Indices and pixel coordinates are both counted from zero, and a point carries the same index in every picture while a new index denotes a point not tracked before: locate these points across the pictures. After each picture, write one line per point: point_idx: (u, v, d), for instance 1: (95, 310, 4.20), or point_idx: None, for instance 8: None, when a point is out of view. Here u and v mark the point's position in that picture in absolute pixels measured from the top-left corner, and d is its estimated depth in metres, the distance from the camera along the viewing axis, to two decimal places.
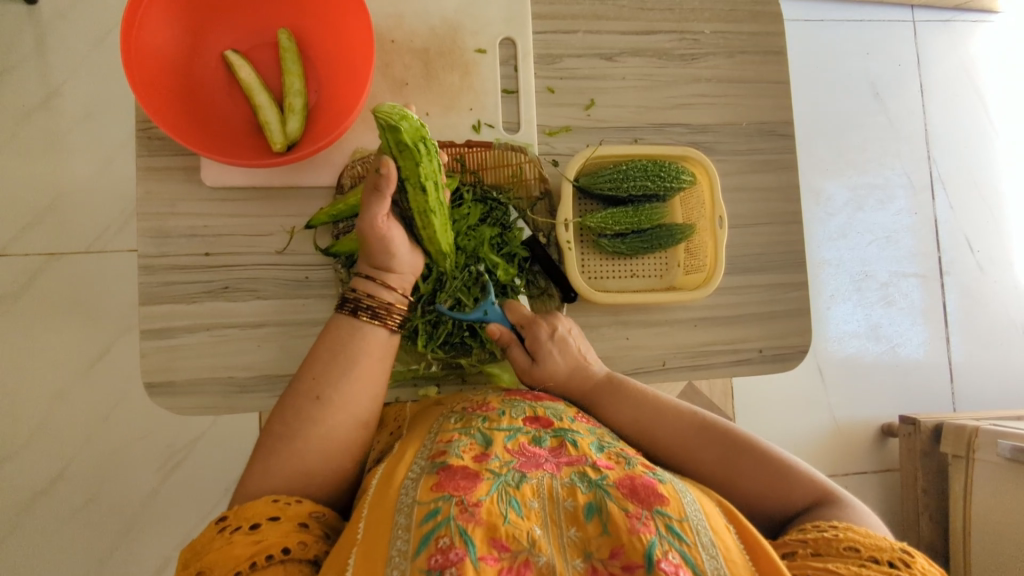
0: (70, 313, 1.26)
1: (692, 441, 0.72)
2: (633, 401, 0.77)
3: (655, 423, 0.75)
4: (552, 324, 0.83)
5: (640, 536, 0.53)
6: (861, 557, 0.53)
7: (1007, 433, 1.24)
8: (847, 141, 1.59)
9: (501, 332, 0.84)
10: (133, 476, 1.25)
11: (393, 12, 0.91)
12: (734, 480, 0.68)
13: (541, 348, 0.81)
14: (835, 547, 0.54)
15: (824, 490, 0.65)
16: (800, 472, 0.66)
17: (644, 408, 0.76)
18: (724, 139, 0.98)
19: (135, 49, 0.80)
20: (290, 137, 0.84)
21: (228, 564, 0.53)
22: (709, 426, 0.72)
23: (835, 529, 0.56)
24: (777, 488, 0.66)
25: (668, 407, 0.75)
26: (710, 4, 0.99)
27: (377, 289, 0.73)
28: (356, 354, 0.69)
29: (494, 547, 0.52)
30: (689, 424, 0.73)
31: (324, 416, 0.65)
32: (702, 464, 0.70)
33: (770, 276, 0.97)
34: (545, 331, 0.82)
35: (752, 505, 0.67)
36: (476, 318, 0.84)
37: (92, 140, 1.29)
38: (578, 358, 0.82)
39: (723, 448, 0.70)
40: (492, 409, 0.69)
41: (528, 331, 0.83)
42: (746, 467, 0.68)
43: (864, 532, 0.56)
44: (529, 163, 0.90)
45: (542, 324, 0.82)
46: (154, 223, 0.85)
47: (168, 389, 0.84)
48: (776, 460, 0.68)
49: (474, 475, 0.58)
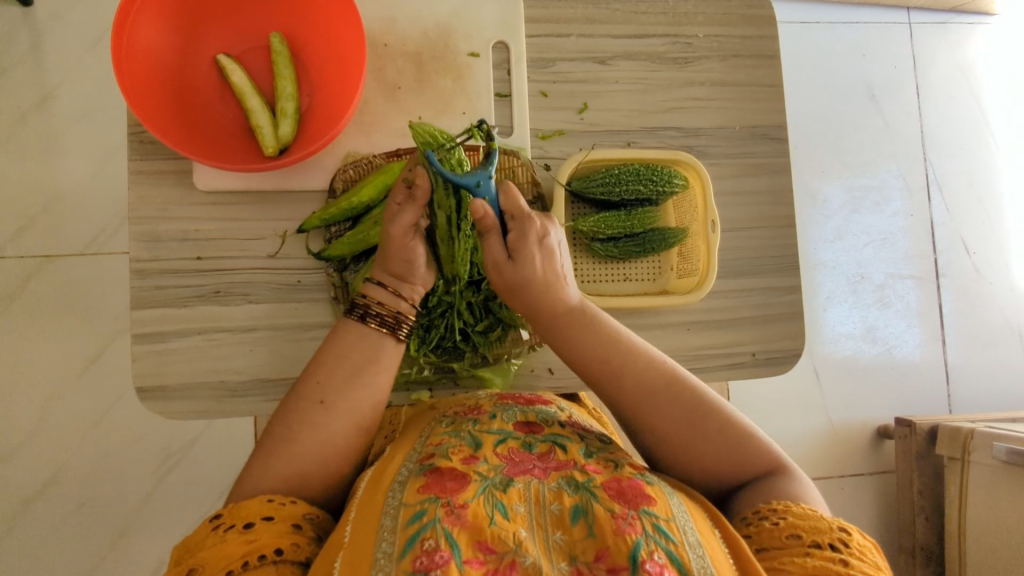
0: (66, 315, 1.26)
1: (659, 395, 0.66)
2: (603, 343, 0.68)
3: (622, 370, 0.67)
4: (543, 226, 0.67)
5: (626, 538, 0.53)
6: (804, 544, 0.54)
7: (1002, 436, 1.24)
8: (843, 142, 1.59)
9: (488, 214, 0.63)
10: (127, 479, 1.25)
11: (386, 16, 0.91)
12: (695, 445, 0.65)
13: (524, 250, 0.66)
14: (779, 537, 0.55)
15: (778, 462, 0.64)
16: (760, 441, 0.65)
17: (613, 353, 0.68)
18: (717, 143, 0.98)
19: (126, 53, 0.80)
20: (282, 141, 0.84)
21: (221, 561, 0.52)
22: (679, 382, 0.67)
23: (776, 515, 0.56)
24: (736, 457, 0.64)
25: (637, 354, 0.68)
26: (704, 8, 0.99)
27: (389, 297, 0.70)
28: (361, 360, 0.68)
29: (480, 550, 0.53)
30: (659, 378, 0.67)
31: (324, 421, 0.64)
32: (666, 422, 0.65)
33: (763, 280, 0.97)
34: (535, 232, 0.66)
35: (706, 473, 0.65)
36: (466, 184, 0.61)
37: (86, 142, 1.29)
38: (557, 275, 0.68)
39: (688, 408, 0.66)
40: (483, 413, 0.70)
41: (516, 226, 0.66)
42: (710, 432, 0.65)
43: (805, 513, 0.56)
44: (521, 166, 0.89)
45: (534, 223, 0.66)
46: (147, 227, 0.85)
47: (161, 394, 0.84)
48: (739, 427, 0.66)
49: (461, 476, 0.58)
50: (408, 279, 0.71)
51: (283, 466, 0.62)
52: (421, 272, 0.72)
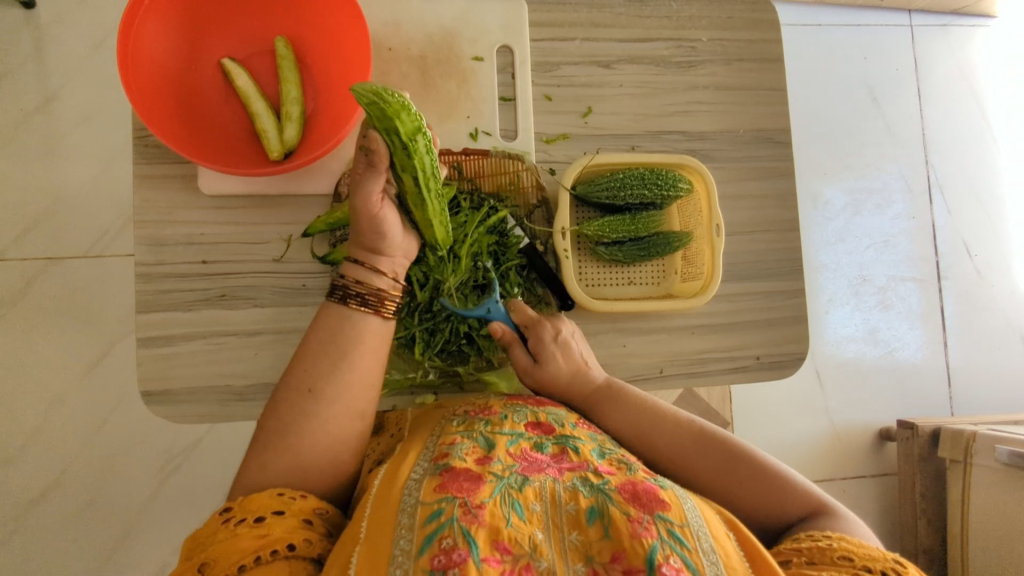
0: (68, 317, 1.26)
1: (691, 450, 0.71)
2: (635, 408, 0.76)
3: (655, 430, 0.74)
4: (556, 326, 0.82)
5: (642, 541, 0.53)
6: (855, 566, 0.53)
7: (1005, 438, 1.24)
8: (845, 144, 1.59)
9: (505, 331, 0.83)
10: (130, 481, 1.25)
11: (391, 20, 0.91)
12: (730, 490, 0.67)
13: (545, 351, 0.80)
14: (829, 556, 0.55)
15: (817, 503, 0.64)
16: (796, 485, 0.66)
17: (643, 414, 0.75)
18: (721, 146, 0.98)
19: (131, 56, 0.80)
20: (287, 145, 0.84)
21: (233, 556, 0.52)
22: (708, 435, 0.72)
23: (829, 539, 0.57)
24: (771, 500, 0.65)
25: (667, 413, 0.74)
26: (707, 12, 0.99)
27: (367, 275, 0.70)
28: (347, 344, 0.67)
29: (496, 549, 0.53)
30: (689, 432, 0.72)
31: (314, 408, 0.64)
32: (701, 472, 0.70)
33: (767, 284, 0.97)
34: (548, 332, 0.81)
35: (745, 514, 0.67)
36: (479, 313, 0.84)
37: (89, 144, 1.29)
38: (579, 363, 0.81)
39: (721, 455, 0.69)
40: (494, 413, 0.70)
41: (532, 332, 0.82)
42: (744, 476, 0.67)
43: (858, 542, 0.56)
44: (526, 171, 0.90)
45: (546, 325, 0.82)
46: (151, 231, 0.85)
47: (165, 398, 0.84)
48: (775, 472, 0.67)
49: (477, 476, 0.58)
50: (383, 252, 0.71)
51: (281, 457, 0.62)
52: (393, 240, 0.71)
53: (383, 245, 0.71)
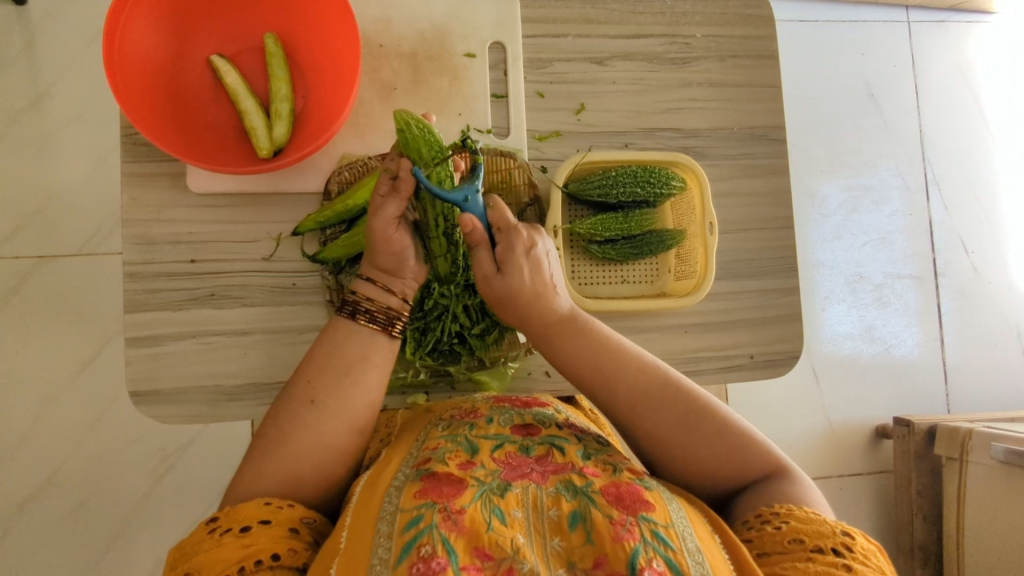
0: (60, 316, 1.25)
1: (653, 399, 0.66)
2: (596, 349, 0.68)
3: (617, 377, 0.67)
4: (532, 236, 0.67)
5: (624, 544, 0.53)
6: (806, 548, 0.53)
7: (1001, 436, 1.24)
8: (842, 141, 1.59)
9: (477, 226, 0.64)
10: (123, 481, 1.24)
11: (382, 16, 0.90)
12: (693, 449, 0.65)
13: (513, 261, 0.66)
14: (780, 542, 0.54)
15: (778, 466, 0.64)
16: (759, 446, 0.65)
17: (606, 361, 0.68)
18: (715, 144, 0.98)
19: (117, 55, 0.79)
20: (277, 143, 0.83)
21: (216, 566, 0.52)
22: (670, 385, 0.67)
23: (778, 519, 0.56)
24: (733, 458, 0.64)
25: (630, 358, 0.68)
26: (701, 8, 0.98)
27: (379, 293, 0.70)
28: (352, 359, 0.67)
29: (477, 556, 0.52)
30: (652, 382, 0.67)
31: (315, 419, 0.64)
32: (663, 428, 0.65)
33: (761, 282, 0.96)
34: (521, 243, 0.66)
35: (703, 475, 0.65)
36: (454, 199, 0.64)
37: (81, 142, 1.28)
38: (548, 286, 0.68)
39: (683, 412, 0.66)
40: (479, 416, 0.69)
41: (503, 238, 0.67)
42: (706, 434, 0.65)
43: (807, 516, 0.56)
44: (518, 168, 0.88)
45: (521, 233, 0.67)
46: (140, 230, 0.85)
47: (155, 398, 0.84)
48: (735, 430, 0.65)
49: (458, 481, 0.57)
50: (395, 272, 0.71)
51: (278, 464, 0.61)
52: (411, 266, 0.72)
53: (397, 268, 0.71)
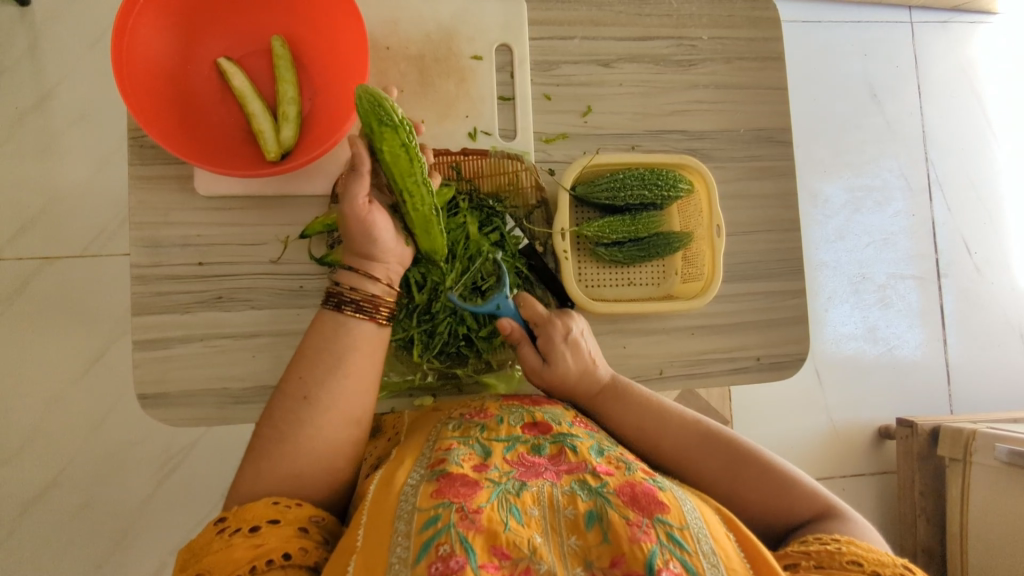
0: (64, 317, 1.25)
1: (695, 451, 0.71)
2: (641, 408, 0.75)
3: (661, 432, 0.73)
4: (565, 323, 0.78)
5: (641, 545, 0.53)
6: (863, 571, 0.53)
7: (1005, 437, 1.24)
8: (846, 142, 1.59)
9: (514, 329, 0.78)
10: (127, 482, 1.24)
11: (389, 19, 0.90)
12: (737, 494, 0.68)
13: (554, 351, 0.77)
14: (838, 560, 0.54)
15: (825, 505, 0.65)
16: (803, 487, 0.66)
17: (652, 420, 0.74)
18: (721, 145, 0.98)
19: (124, 57, 0.79)
20: (284, 146, 0.83)
21: (228, 566, 0.52)
22: (713, 436, 0.71)
23: (839, 543, 0.56)
24: (779, 501, 0.66)
25: (673, 414, 0.74)
26: (708, 9, 0.98)
27: (361, 281, 0.70)
28: (344, 350, 0.67)
29: (494, 555, 0.52)
30: (694, 435, 0.72)
31: (310, 416, 0.63)
32: (705, 475, 0.70)
33: (767, 284, 0.96)
34: (558, 331, 0.77)
35: (752, 517, 0.67)
36: (489, 309, 0.79)
37: (86, 143, 1.28)
38: (588, 362, 0.77)
39: (726, 459, 0.70)
40: (491, 415, 0.69)
41: (542, 332, 0.78)
42: (750, 480, 0.68)
43: (867, 546, 0.56)
44: (525, 171, 0.89)
45: (556, 324, 0.78)
46: (147, 232, 0.85)
47: (162, 400, 0.84)
48: (781, 475, 0.68)
49: (473, 481, 0.57)
50: (376, 257, 0.71)
51: (281, 462, 0.61)
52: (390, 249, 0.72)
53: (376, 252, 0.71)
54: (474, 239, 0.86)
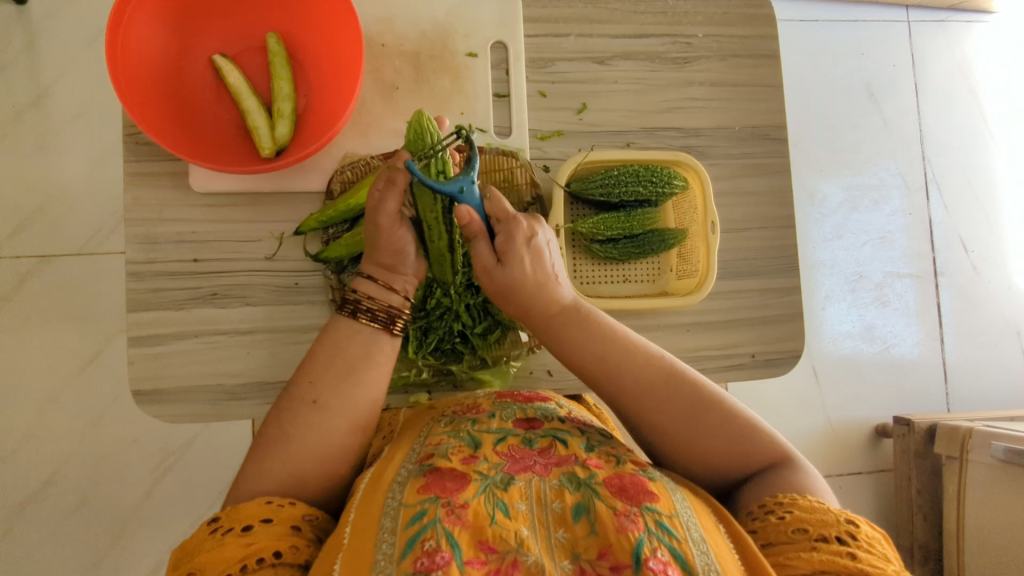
0: (61, 315, 1.25)
1: (659, 391, 0.64)
2: (601, 337, 0.66)
3: (621, 365, 0.65)
4: (532, 227, 0.65)
5: (629, 535, 0.53)
6: (810, 538, 0.53)
7: (1000, 435, 1.24)
8: (842, 140, 1.59)
9: (474, 219, 0.62)
10: (125, 480, 1.24)
11: (384, 16, 0.90)
12: (698, 441, 0.63)
13: (514, 253, 0.64)
14: (785, 531, 0.54)
15: (782, 453, 0.63)
16: (763, 433, 0.63)
17: (611, 349, 0.66)
18: (716, 143, 0.98)
19: (120, 54, 0.79)
20: (279, 142, 0.83)
21: (220, 565, 0.52)
22: (677, 375, 0.65)
23: (781, 507, 0.56)
24: (737, 449, 0.63)
25: (636, 349, 0.66)
26: (703, 7, 0.98)
27: (381, 292, 0.69)
28: (354, 360, 0.67)
29: (481, 550, 0.52)
30: (658, 373, 0.65)
31: (318, 420, 0.63)
32: (668, 420, 0.64)
33: (762, 281, 0.96)
34: (523, 232, 0.64)
35: (708, 465, 0.64)
36: (450, 190, 0.60)
37: (82, 141, 1.28)
38: (549, 276, 0.66)
39: (689, 403, 0.64)
40: (482, 411, 0.69)
41: (505, 229, 0.64)
42: (712, 426, 0.63)
43: (812, 504, 0.55)
44: (520, 168, 0.89)
45: (523, 223, 0.64)
46: (143, 229, 0.85)
47: (157, 397, 0.84)
48: (741, 420, 0.64)
49: (461, 476, 0.57)
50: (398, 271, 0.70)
51: (288, 461, 0.61)
52: (412, 262, 0.71)
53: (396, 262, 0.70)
54: None
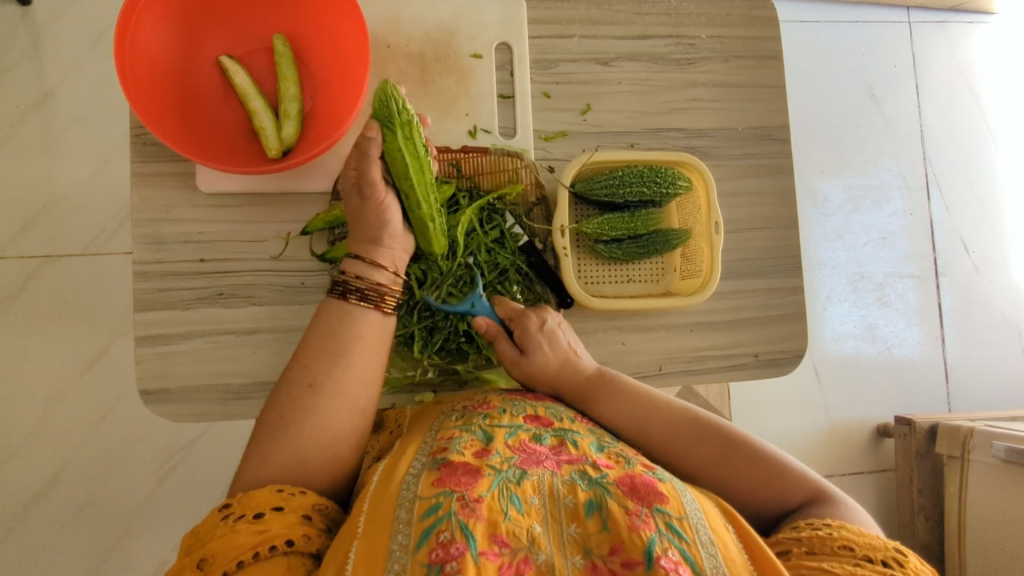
0: (65, 315, 1.26)
1: (684, 437, 0.70)
2: (624, 395, 0.74)
3: (647, 418, 0.72)
4: (540, 316, 0.82)
5: (640, 533, 0.53)
6: (855, 555, 0.53)
7: (1002, 434, 1.25)
8: (844, 141, 1.59)
9: (490, 324, 0.82)
10: (129, 480, 1.25)
11: (389, 17, 0.91)
12: (729, 482, 0.66)
13: (532, 342, 0.80)
14: (830, 545, 0.54)
15: (817, 489, 0.64)
16: (792, 469, 0.65)
17: (637, 405, 0.73)
18: (719, 144, 0.98)
19: (128, 54, 0.80)
20: (285, 143, 0.83)
21: (231, 552, 0.52)
22: (701, 422, 0.70)
23: (830, 528, 0.56)
24: (770, 487, 0.65)
25: (659, 402, 0.73)
26: (706, 9, 0.99)
27: (367, 270, 0.71)
28: (347, 339, 0.67)
29: (494, 542, 0.52)
30: (681, 421, 0.71)
31: (315, 402, 0.64)
32: (697, 464, 0.68)
33: (766, 281, 0.97)
34: (534, 323, 0.81)
35: (746, 505, 0.66)
36: (464, 309, 0.83)
37: (86, 142, 1.29)
38: (567, 353, 0.80)
39: (716, 445, 0.68)
40: (493, 407, 0.69)
41: (517, 324, 0.82)
42: (740, 465, 0.66)
43: (858, 531, 0.55)
44: (525, 168, 0.90)
45: (531, 316, 0.82)
46: (150, 229, 0.85)
47: (164, 396, 0.84)
48: (770, 458, 0.67)
49: (475, 470, 0.58)
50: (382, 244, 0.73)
51: (297, 456, 0.62)
52: (396, 235, 0.74)
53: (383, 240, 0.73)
54: (474, 237, 0.87)
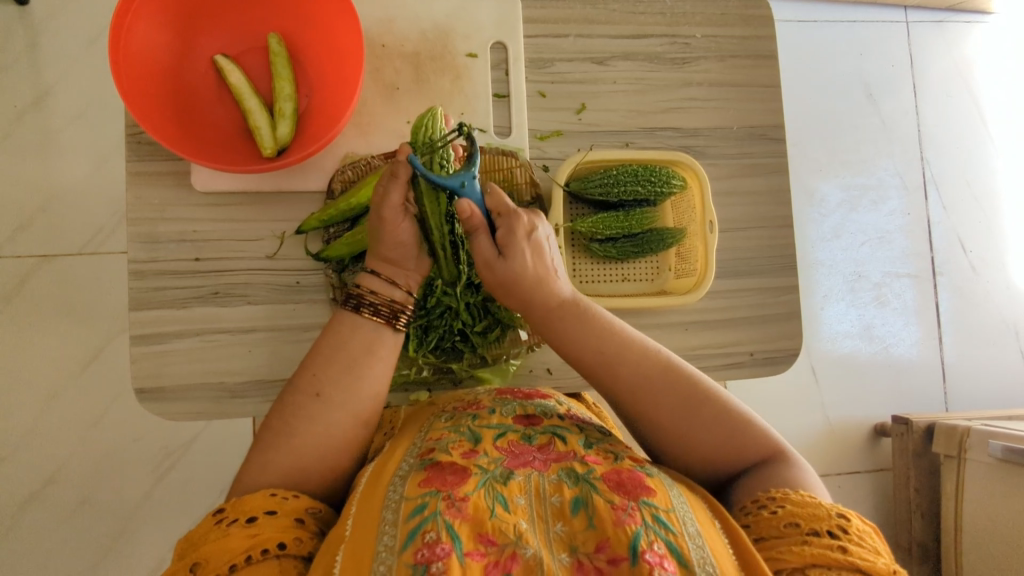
0: (62, 314, 1.26)
1: (656, 382, 0.66)
2: (598, 330, 0.68)
3: (620, 359, 0.67)
4: (531, 222, 0.68)
5: (626, 528, 0.53)
6: (802, 532, 0.53)
7: (997, 434, 1.25)
8: (841, 141, 1.59)
9: (474, 212, 0.65)
10: (126, 479, 1.25)
11: (384, 17, 0.91)
12: (694, 433, 0.65)
13: (515, 246, 0.66)
14: (776, 525, 0.55)
15: (775, 449, 0.64)
16: (756, 427, 0.65)
17: (609, 343, 0.68)
18: (714, 143, 0.98)
19: (123, 53, 0.80)
20: (280, 142, 0.84)
21: (222, 557, 0.52)
22: (674, 368, 0.67)
23: (773, 503, 0.56)
24: (733, 445, 0.64)
25: (634, 344, 0.68)
26: (701, 8, 0.99)
27: (383, 286, 0.71)
28: (357, 353, 0.68)
29: (480, 542, 0.53)
30: (653, 365, 0.67)
31: (322, 412, 0.64)
32: (663, 410, 0.65)
33: (760, 280, 0.97)
34: (523, 227, 0.67)
35: (705, 458, 0.65)
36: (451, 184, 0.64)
37: (84, 141, 1.29)
38: (549, 270, 0.69)
39: (684, 394, 0.66)
40: (482, 407, 0.69)
41: (503, 222, 0.67)
42: (707, 419, 0.65)
43: (801, 499, 0.56)
44: (520, 167, 0.89)
45: (522, 218, 0.67)
46: (145, 228, 0.85)
47: (159, 395, 0.84)
48: (736, 415, 0.65)
49: (462, 470, 0.58)
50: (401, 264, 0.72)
51: (292, 455, 0.62)
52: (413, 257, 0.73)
53: (402, 259, 0.72)
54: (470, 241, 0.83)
